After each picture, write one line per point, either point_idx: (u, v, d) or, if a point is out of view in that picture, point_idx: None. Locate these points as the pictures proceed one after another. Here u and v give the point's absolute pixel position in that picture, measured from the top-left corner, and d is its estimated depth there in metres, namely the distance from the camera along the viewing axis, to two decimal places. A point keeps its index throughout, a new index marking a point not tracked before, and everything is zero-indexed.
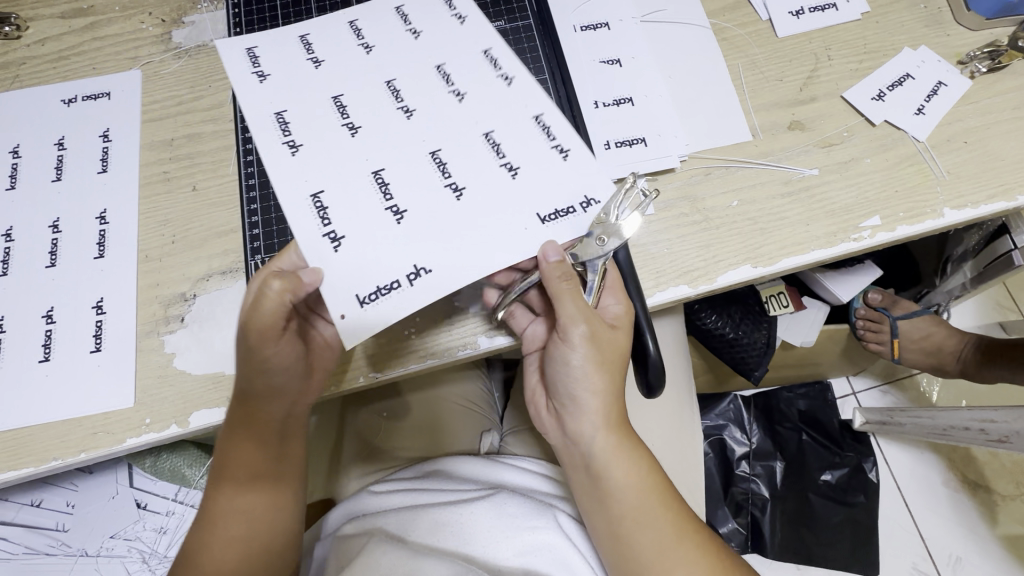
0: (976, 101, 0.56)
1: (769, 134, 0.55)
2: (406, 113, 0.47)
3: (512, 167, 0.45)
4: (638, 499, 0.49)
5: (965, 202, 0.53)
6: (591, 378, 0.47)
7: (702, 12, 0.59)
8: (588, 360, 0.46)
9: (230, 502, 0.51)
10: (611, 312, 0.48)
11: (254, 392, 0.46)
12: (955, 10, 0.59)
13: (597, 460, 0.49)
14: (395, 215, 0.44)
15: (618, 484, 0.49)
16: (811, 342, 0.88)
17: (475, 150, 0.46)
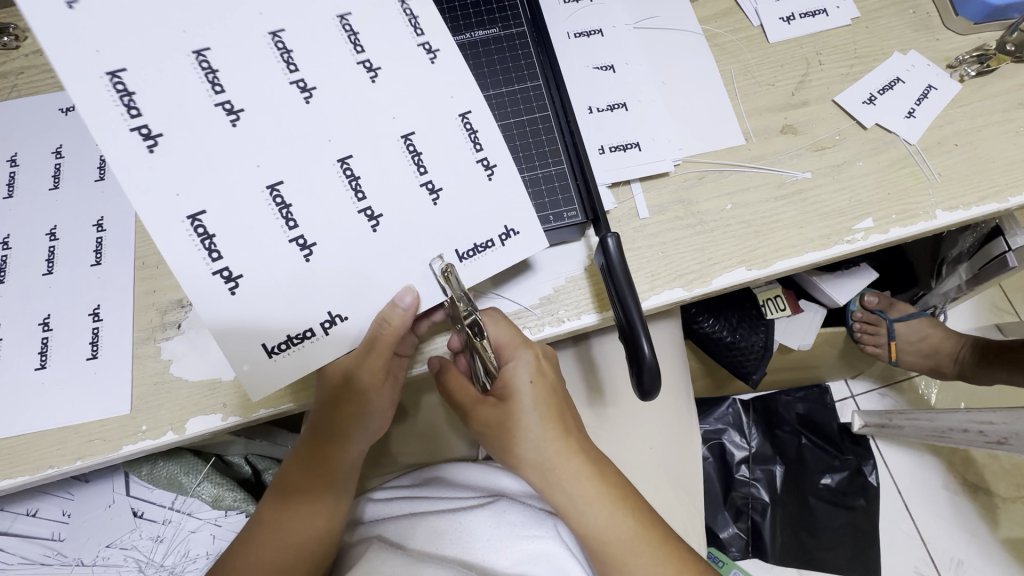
0: (966, 105, 0.57)
1: (762, 138, 0.56)
2: (368, 73, 0.42)
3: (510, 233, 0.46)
4: (615, 541, 0.47)
5: (958, 203, 0.54)
6: (539, 435, 0.47)
7: (694, 18, 0.60)
8: (536, 411, 0.48)
9: (281, 518, 0.52)
10: (526, 372, 0.47)
11: (335, 433, 0.50)
12: (943, 15, 0.60)
13: (565, 508, 0.48)
14: (369, 220, 0.42)
15: (592, 531, 0.47)
16: (808, 345, 0.87)
17: (458, 174, 0.44)
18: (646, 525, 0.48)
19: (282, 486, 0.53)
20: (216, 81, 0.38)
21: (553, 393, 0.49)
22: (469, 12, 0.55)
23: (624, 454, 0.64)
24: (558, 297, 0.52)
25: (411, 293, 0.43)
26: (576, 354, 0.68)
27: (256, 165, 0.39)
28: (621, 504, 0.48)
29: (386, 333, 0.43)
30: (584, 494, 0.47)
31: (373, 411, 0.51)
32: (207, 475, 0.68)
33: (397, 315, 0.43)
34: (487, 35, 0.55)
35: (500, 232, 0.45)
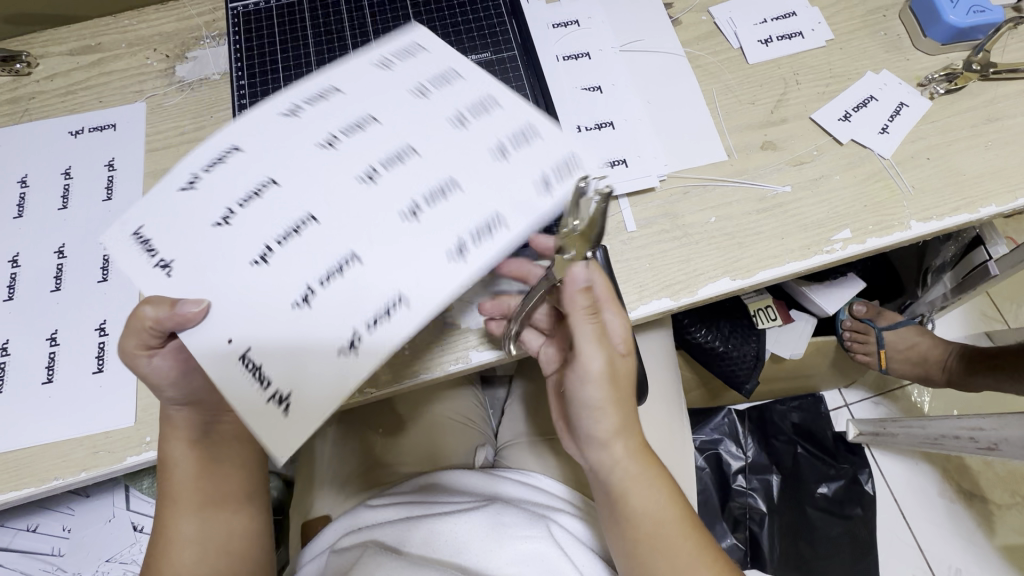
0: (936, 121, 0.60)
1: (743, 154, 0.59)
2: (300, 104, 0.39)
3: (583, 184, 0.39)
4: (664, 529, 0.47)
5: (931, 215, 0.56)
6: (603, 411, 0.46)
7: (677, 42, 0.63)
8: (602, 393, 0.45)
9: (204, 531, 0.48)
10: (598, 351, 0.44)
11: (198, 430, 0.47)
12: (912, 37, 0.63)
13: (618, 488, 0.48)
14: (220, 224, 0.36)
15: (643, 515, 0.47)
16: (800, 354, 0.90)
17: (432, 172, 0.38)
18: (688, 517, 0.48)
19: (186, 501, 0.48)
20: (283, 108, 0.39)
21: (626, 376, 0.47)
22: (464, 40, 0.61)
23: None
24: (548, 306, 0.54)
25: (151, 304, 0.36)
26: None
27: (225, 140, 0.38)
28: (675, 493, 0.49)
29: (139, 317, 0.38)
30: (633, 475, 0.47)
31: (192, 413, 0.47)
32: None
33: (162, 304, 0.36)
34: (480, 59, 0.60)
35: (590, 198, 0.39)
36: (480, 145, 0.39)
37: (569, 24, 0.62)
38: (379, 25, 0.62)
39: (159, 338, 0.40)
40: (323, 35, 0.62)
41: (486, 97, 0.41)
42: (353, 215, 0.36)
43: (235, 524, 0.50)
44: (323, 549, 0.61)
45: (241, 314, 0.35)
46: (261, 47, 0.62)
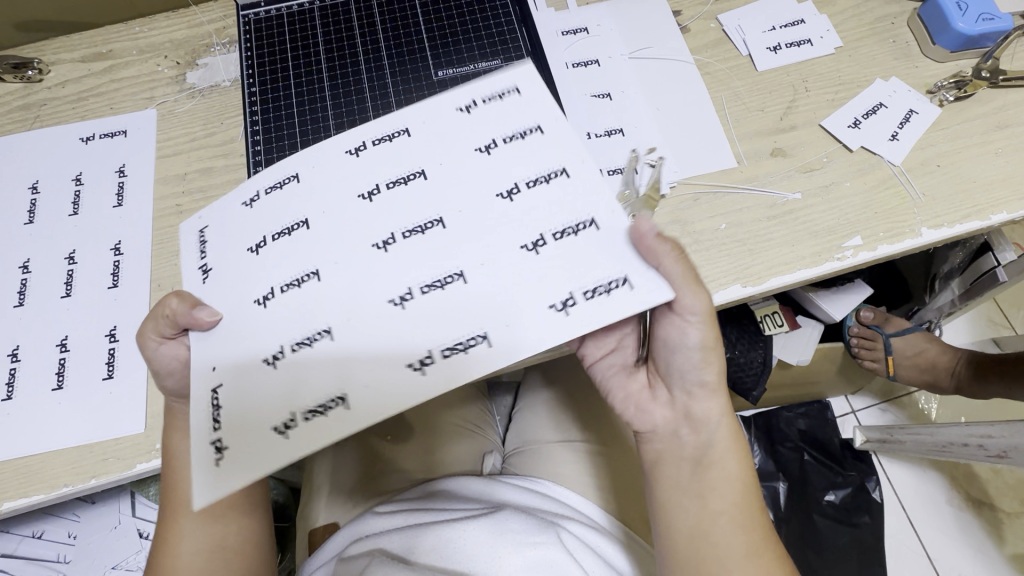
0: (946, 128, 0.60)
1: (753, 160, 0.59)
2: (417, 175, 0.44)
3: (567, 304, 0.40)
4: (750, 496, 0.47)
5: (941, 221, 0.56)
6: (706, 365, 0.46)
7: (686, 49, 0.63)
8: (710, 341, 0.45)
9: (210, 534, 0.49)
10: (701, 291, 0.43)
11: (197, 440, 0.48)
12: (921, 44, 0.64)
13: (714, 450, 0.47)
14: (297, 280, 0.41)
15: (730, 478, 0.47)
16: (807, 361, 0.89)
17: (459, 251, 0.41)
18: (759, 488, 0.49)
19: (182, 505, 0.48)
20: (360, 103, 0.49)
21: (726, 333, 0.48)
22: (472, 46, 0.61)
23: None
24: None
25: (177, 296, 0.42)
26: None
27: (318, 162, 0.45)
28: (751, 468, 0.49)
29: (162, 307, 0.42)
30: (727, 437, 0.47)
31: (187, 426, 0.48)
32: None
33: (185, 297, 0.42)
34: (489, 66, 0.61)
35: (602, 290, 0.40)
36: (515, 219, 0.42)
37: (579, 32, 0.62)
38: (387, 28, 0.62)
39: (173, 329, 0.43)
40: (333, 42, 0.62)
41: (555, 171, 0.44)
42: (367, 264, 0.42)
43: (235, 534, 0.50)
44: (330, 556, 0.60)
45: (235, 314, 0.42)
46: (272, 53, 0.62)
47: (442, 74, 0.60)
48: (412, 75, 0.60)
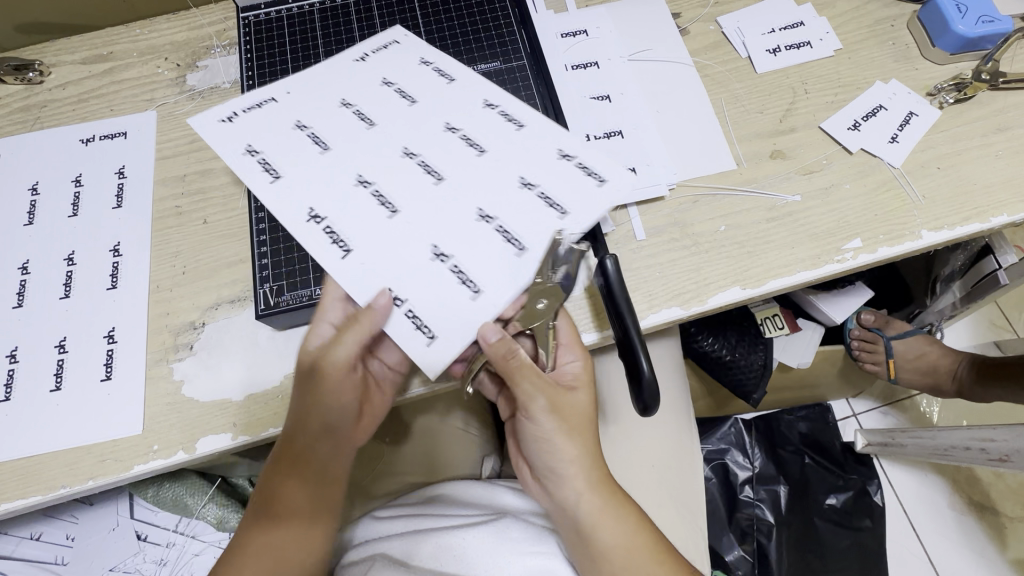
0: (946, 130, 0.59)
1: (752, 163, 0.58)
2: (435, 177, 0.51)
3: (444, 256, 0.48)
4: (641, 543, 0.49)
5: (942, 224, 0.56)
6: (565, 449, 0.48)
7: (685, 51, 0.63)
8: (557, 428, 0.47)
9: (261, 535, 0.48)
10: (534, 384, 0.46)
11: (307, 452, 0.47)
12: (920, 47, 0.63)
13: (585, 522, 0.49)
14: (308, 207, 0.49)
15: (605, 546, 0.48)
16: (807, 364, 0.89)
17: (363, 212, 0.49)
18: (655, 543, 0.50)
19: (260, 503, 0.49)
20: (444, 73, 0.56)
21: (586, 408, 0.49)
22: (471, 48, 0.61)
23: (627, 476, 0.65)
24: None
25: (385, 297, 0.45)
26: None
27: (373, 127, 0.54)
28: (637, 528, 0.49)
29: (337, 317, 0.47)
30: (602, 509, 0.49)
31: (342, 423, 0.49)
32: (212, 497, 0.68)
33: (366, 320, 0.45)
34: (489, 68, 0.60)
35: (414, 327, 0.46)
36: (447, 221, 0.49)
37: (578, 34, 0.63)
38: (386, 30, 0.62)
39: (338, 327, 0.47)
40: (333, 45, 0.63)
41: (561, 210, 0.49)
42: (304, 193, 0.50)
43: (294, 547, 0.48)
44: (331, 560, 0.60)
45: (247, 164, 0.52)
46: (271, 54, 0.62)
47: None
48: None
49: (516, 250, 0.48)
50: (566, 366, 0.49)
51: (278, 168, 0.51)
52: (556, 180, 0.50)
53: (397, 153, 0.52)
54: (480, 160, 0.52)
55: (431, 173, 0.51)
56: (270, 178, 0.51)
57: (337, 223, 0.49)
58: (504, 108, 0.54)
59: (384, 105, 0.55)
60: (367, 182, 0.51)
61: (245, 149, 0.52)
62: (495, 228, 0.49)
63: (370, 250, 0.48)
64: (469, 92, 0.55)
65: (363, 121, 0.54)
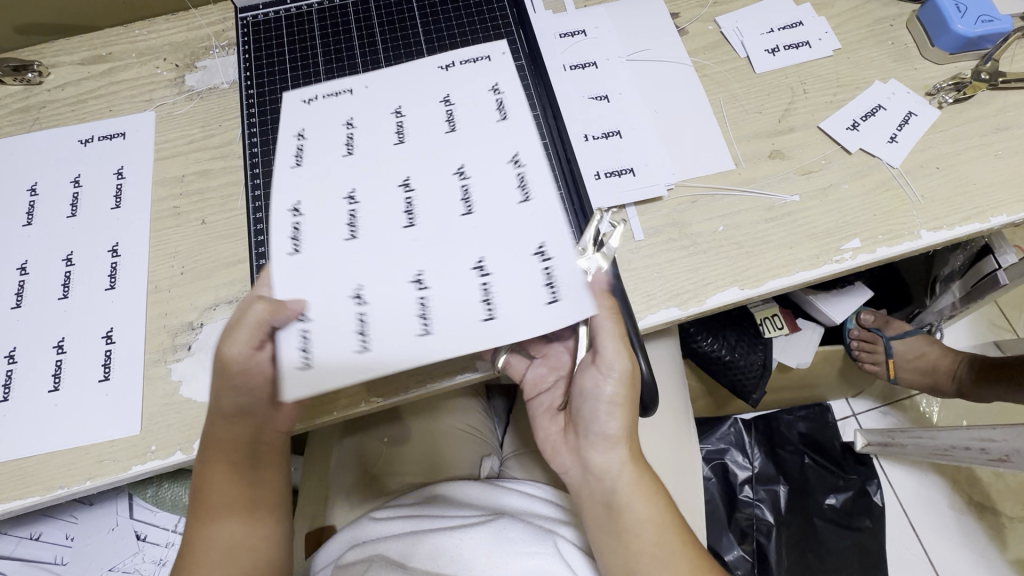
0: (945, 130, 0.59)
1: (751, 163, 0.58)
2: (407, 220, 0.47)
3: (361, 299, 0.44)
4: (669, 534, 0.46)
5: (941, 224, 0.56)
6: (622, 414, 0.46)
7: (683, 51, 0.63)
8: (616, 391, 0.45)
9: (207, 525, 0.47)
10: (613, 332, 0.45)
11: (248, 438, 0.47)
12: (920, 46, 0.63)
13: (620, 496, 0.46)
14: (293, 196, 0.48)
15: (641, 522, 0.46)
16: (807, 364, 0.88)
17: (331, 214, 0.47)
18: (687, 535, 0.47)
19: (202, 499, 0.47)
20: (502, 110, 0.51)
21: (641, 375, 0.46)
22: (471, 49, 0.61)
23: None
24: None
25: (299, 304, 0.44)
26: None
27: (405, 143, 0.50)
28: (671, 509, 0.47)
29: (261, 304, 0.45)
30: (643, 484, 0.47)
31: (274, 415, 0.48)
32: None
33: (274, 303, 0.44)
34: None
35: (356, 330, 0.44)
36: (394, 285, 0.45)
37: (576, 34, 0.62)
38: (385, 30, 0.62)
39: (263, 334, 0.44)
40: (331, 44, 0.62)
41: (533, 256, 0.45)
42: (302, 183, 0.49)
43: (242, 530, 0.48)
44: (328, 562, 0.60)
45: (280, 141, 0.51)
46: (269, 54, 0.62)
47: None
48: None
49: (485, 314, 0.44)
50: (597, 324, 0.45)
51: (305, 156, 0.50)
52: (535, 274, 0.45)
53: (396, 181, 0.49)
54: (469, 226, 0.46)
55: (464, 202, 0.47)
56: (294, 163, 0.50)
57: (303, 224, 0.47)
58: (525, 179, 0.48)
59: (429, 133, 0.51)
60: (353, 200, 0.48)
61: (294, 133, 0.51)
62: (481, 282, 0.45)
63: (318, 247, 0.46)
64: (502, 147, 0.49)
65: (398, 134, 0.51)
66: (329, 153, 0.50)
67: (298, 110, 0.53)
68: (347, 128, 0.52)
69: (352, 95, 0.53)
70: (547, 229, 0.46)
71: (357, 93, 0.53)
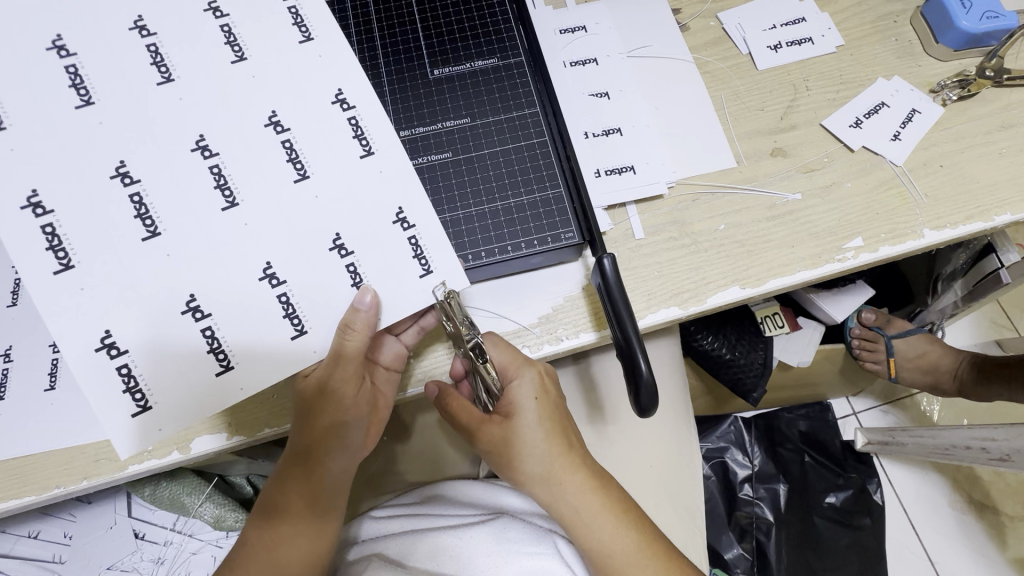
0: (949, 128, 0.59)
1: (752, 160, 0.58)
2: (298, 175, 0.44)
3: (273, 277, 0.43)
4: (627, 551, 0.48)
5: (944, 223, 0.55)
6: (544, 451, 0.49)
7: (684, 46, 0.62)
8: (529, 436, 0.49)
9: (264, 537, 0.50)
10: (529, 389, 0.49)
11: (313, 452, 0.48)
12: (924, 43, 0.63)
13: (570, 522, 0.49)
14: (123, 178, 0.42)
15: (597, 545, 0.49)
16: (807, 362, 0.88)
17: (233, 278, 0.43)
18: (650, 540, 0.49)
19: (263, 510, 0.51)
20: (303, 26, 0.46)
21: (554, 410, 0.50)
22: (467, 44, 0.58)
23: (626, 476, 0.65)
24: (557, 315, 0.53)
25: (372, 296, 0.44)
26: (576, 372, 0.68)
27: (179, 98, 0.43)
28: (625, 521, 0.49)
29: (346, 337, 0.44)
30: (589, 506, 0.49)
31: (355, 422, 0.48)
32: (209, 496, 0.68)
33: (359, 319, 0.44)
34: (485, 65, 0.57)
35: (282, 313, 0.44)
36: (265, 314, 0.43)
37: (576, 30, 0.62)
38: (381, 16, 0.59)
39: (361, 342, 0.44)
40: None
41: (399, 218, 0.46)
42: (109, 304, 0.41)
43: (305, 543, 0.50)
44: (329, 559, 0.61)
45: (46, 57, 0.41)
46: None
47: (437, 73, 0.57)
48: (407, 75, 0.57)
49: (421, 271, 0.46)
50: (518, 386, 0.49)
51: (72, 252, 0.40)
52: (429, 228, 0.46)
53: (261, 118, 0.44)
54: (308, 196, 0.44)
55: (294, 165, 0.44)
56: (145, 232, 0.42)
57: (135, 354, 0.41)
58: (362, 127, 0.46)
59: (215, 76, 0.44)
60: (147, 214, 0.42)
61: (23, 201, 0.40)
62: (346, 264, 0.45)
63: (179, 338, 0.42)
64: (315, 84, 0.46)
65: (160, 71, 0.43)
66: (102, 203, 0.41)
67: (25, 133, 0.40)
68: (121, 178, 0.42)
69: (67, 44, 0.42)
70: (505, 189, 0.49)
71: (82, 123, 0.41)
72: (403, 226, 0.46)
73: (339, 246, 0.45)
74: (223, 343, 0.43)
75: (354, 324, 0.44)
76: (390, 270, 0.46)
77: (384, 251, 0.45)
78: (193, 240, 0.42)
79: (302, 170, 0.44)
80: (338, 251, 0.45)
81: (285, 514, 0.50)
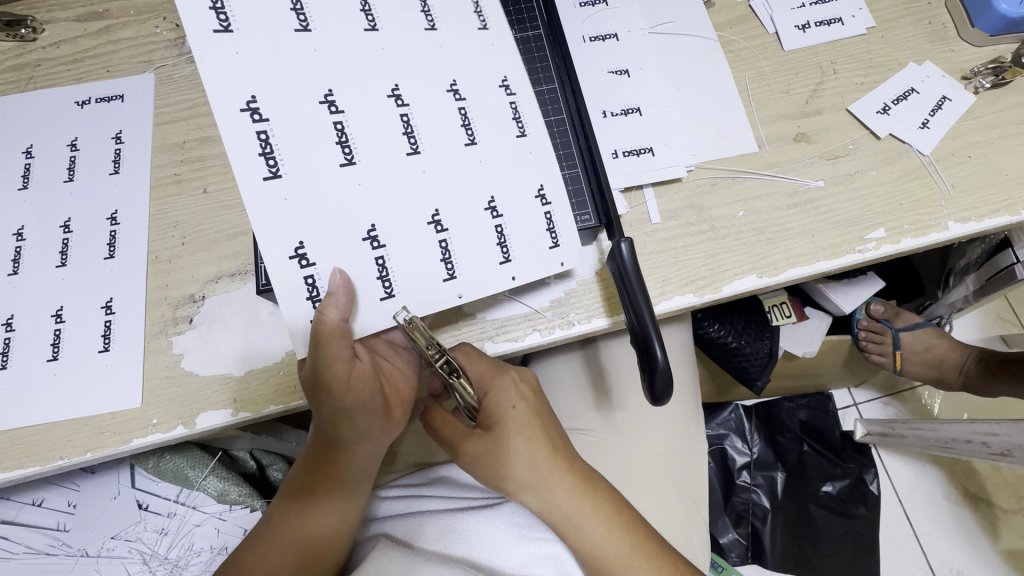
0: (980, 117, 0.57)
1: (775, 145, 0.56)
2: (411, 146, 0.43)
3: (440, 225, 0.43)
4: (621, 551, 0.49)
5: (969, 216, 0.54)
6: (529, 457, 0.49)
7: (709, 24, 0.60)
8: (514, 444, 0.49)
9: (291, 516, 0.51)
10: (507, 398, 0.49)
11: (334, 436, 0.46)
12: (959, 26, 0.60)
13: (563, 526, 0.49)
14: (329, 106, 0.41)
15: (589, 546, 0.49)
16: (812, 353, 0.87)
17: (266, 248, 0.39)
18: (642, 540, 0.50)
19: (293, 492, 0.51)
20: (429, 12, 0.44)
21: (535, 416, 0.50)
22: None
23: (630, 463, 0.64)
24: (569, 300, 0.52)
25: (340, 277, 0.41)
26: (584, 357, 0.68)
27: (315, 50, 0.41)
28: (618, 521, 0.50)
29: (325, 321, 0.40)
30: (579, 509, 0.49)
31: (369, 411, 0.45)
32: (213, 470, 0.68)
33: (336, 300, 0.40)
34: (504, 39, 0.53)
35: (441, 258, 0.44)
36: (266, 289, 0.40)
37: (597, 3, 0.59)
38: None
39: (342, 327, 0.41)
40: None
41: (539, 188, 0.46)
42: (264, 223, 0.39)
43: (329, 519, 0.51)
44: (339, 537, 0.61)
45: None
46: None
47: None
48: None
49: (550, 243, 0.47)
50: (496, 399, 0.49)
51: (282, 162, 0.39)
52: (563, 206, 0.47)
53: (384, 90, 0.42)
54: (416, 169, 0.43)
55: (407, 137, 0.43)
56: (344, 159, 0.41)
57: (323, 269, 0.41)
58: (469, 116, 0.45)
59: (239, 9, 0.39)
60: (272, 154, 0.39)
61: (242, 104, 0.38)
62: (495, 225, 0.45)
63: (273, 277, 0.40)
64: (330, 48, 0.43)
65: (299, 18, 0.40)
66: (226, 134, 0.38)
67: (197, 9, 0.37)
68: (327, 106, 0.41)
69: None
70: (532, 158, 0.46)
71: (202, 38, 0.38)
72: (541, 199, 0.46)
73: (492, 208, 0.45)
74: (392, 273, 0.42)
75: (325, 312, 0.40)
76: (525, 234, 0.46)
77: (524, 219, 0.46)
78: (363, 185, 0.41)
79: (415, 143, 0.43)
80: (489, 212, 0.45)
81: (318, 497, 0.50)
